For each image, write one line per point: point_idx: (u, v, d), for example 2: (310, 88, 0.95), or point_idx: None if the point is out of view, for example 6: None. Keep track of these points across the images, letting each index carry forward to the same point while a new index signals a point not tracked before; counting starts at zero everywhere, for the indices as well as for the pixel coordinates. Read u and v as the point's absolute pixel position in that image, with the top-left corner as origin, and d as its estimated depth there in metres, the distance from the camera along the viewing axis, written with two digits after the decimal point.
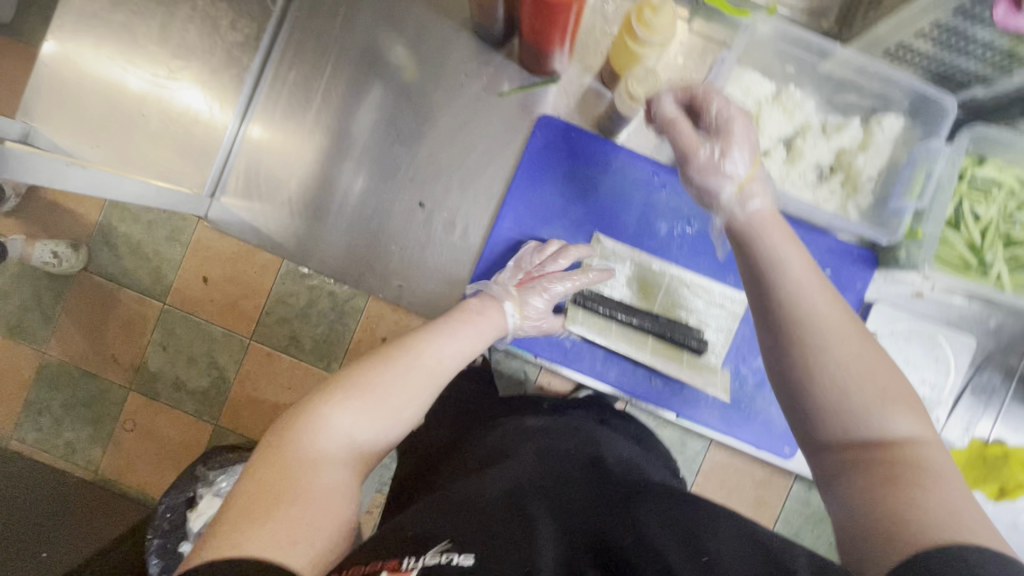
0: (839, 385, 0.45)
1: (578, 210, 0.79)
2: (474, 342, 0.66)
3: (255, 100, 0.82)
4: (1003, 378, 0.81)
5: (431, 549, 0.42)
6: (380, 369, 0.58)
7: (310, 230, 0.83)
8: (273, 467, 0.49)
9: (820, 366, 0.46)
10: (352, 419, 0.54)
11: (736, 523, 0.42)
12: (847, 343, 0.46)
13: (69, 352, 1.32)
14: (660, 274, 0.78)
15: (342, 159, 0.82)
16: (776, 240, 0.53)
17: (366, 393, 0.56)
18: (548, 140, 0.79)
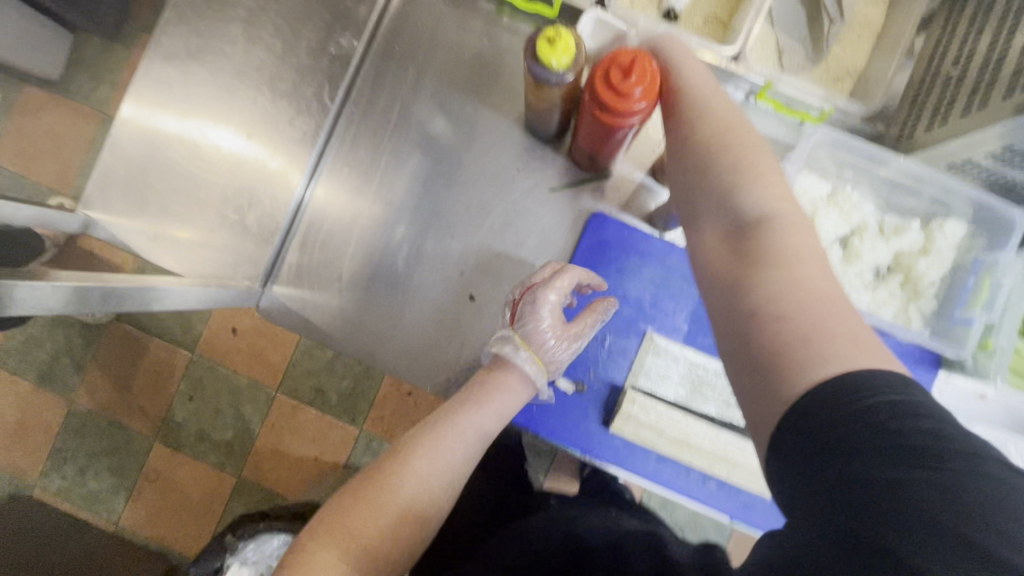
0: (762, 363, 0.41)
1: (630, 307, 0.79)
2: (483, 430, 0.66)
3: (320, 171, 0.84)
4: None
5: None
6: (388, 471, 0.59)
7: (359, 319, 0.84)
8: None
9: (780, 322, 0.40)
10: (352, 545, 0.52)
11: None
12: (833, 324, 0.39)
13: (98, 402, 1.30)
14: (713, 376, 0.76)
15: (393, 251, 0.83)
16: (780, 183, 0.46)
17: (364, 509, 0.55)
18: (599, 238, 0.79)
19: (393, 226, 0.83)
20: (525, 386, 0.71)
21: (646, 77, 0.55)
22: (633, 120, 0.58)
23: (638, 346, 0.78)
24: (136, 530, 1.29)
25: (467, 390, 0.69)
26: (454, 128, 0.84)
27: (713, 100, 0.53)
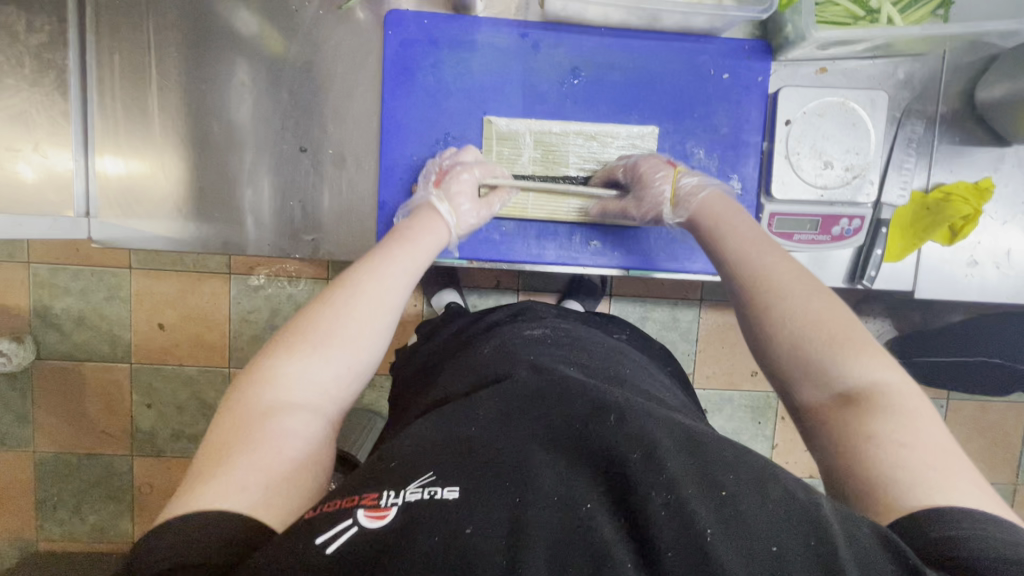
0: (758, 330, 0.55)
1: (459, 99, 0.75)
2: (398, 279, 0.61)
3: (92, 139, 0.76)
4: (927, 125, 0.81)
5: (413, 482, 0.41)
6: (309, 328, 0.55)
7: (203, 217, 0.79)
8: (231, 419, 0.48)
9: (771, 316, 0.54)
10: (309, 365, 0.52)
11: (752, 461, 0.42)
12: (807, 309, 0.53)
13: (59, 444, 1.46)
14: (562, 134, 0.76)
15: (205, 133, 0.77)
16: (731, 218, 0.64)
17: (319, 343, 0.54)
18: (404, 39, 0.74)
19: (199, 111, 0.77)
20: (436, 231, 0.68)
21: None
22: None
23: None
24: None
25: (393, 235, 0.66)
26: None
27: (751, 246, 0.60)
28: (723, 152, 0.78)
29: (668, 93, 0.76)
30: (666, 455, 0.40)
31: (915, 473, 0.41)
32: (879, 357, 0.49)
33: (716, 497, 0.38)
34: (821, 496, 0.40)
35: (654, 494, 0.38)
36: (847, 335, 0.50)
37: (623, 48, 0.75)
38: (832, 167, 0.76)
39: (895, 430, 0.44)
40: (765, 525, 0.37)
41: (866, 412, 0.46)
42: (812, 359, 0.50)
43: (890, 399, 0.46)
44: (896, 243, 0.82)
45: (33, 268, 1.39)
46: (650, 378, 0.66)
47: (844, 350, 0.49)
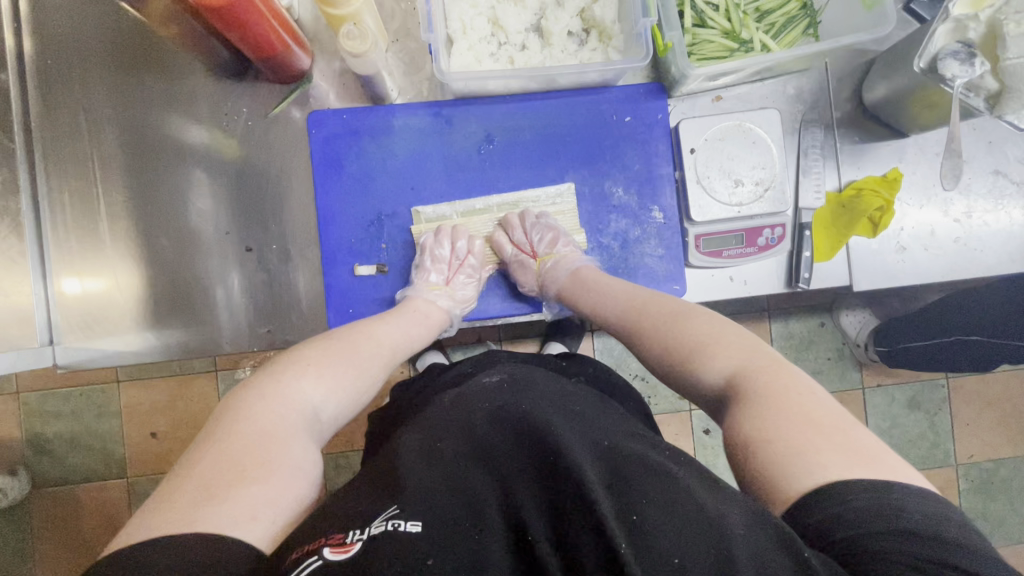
0: (644, 353, 0.69)
1: (386, 180, 0.81)
2: (395, 345, 0.74)
3: (51, 274, 0.80)
4: (826, 131, 0.87)
5: (379, 518, 0.47)
6: (299, 375, 0.64)
7: (163, 327, 0.82)
8: (237, 430, 0.57)
9: (643, 342, 0.68)
10: (322, 395, 0.65)
11: (674, 478, 0.46)
12: (666, 327, 0.66)
13: (63, 573, 1.43)
14: (486, 201, 0.81)
15: (156, 249, 0.82)
16: (600, 283, 0.77)
17: (327, 377, 0.66)
18: (327, 134, 0.81)
19: (149, 230, 0.82)
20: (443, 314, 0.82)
21: (286, 29, 0.72)
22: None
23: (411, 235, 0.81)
24: None
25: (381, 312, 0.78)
26: (151, 112, 0.82)
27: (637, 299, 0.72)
28: (640, 187, 0.82)
29: (579, 143, 0.82)
30: (593, 482, 0.45)
31: (777, 459, 0.49)
32: (742, 358, 0.59)
33: (630, 522, 0.43)
34: (734, 504, 0.45)
35: (582, 522, 0.43)
36: (704, 343, 0.63)
37: (529, 110, 0.81)
38: (743, 185, 0.80)
39: (756, 406, 0.53)
40: (670, 543, 0.42)
41: (736, 403, 0.56)
42: (679, 370, 0.63)
43: (750, 384, 0.56)
44: (823, 241, 0.84)
45: (23, 398, 1.42)
46: (612, 410, 0.69)
47: (701, 358, 0.61)
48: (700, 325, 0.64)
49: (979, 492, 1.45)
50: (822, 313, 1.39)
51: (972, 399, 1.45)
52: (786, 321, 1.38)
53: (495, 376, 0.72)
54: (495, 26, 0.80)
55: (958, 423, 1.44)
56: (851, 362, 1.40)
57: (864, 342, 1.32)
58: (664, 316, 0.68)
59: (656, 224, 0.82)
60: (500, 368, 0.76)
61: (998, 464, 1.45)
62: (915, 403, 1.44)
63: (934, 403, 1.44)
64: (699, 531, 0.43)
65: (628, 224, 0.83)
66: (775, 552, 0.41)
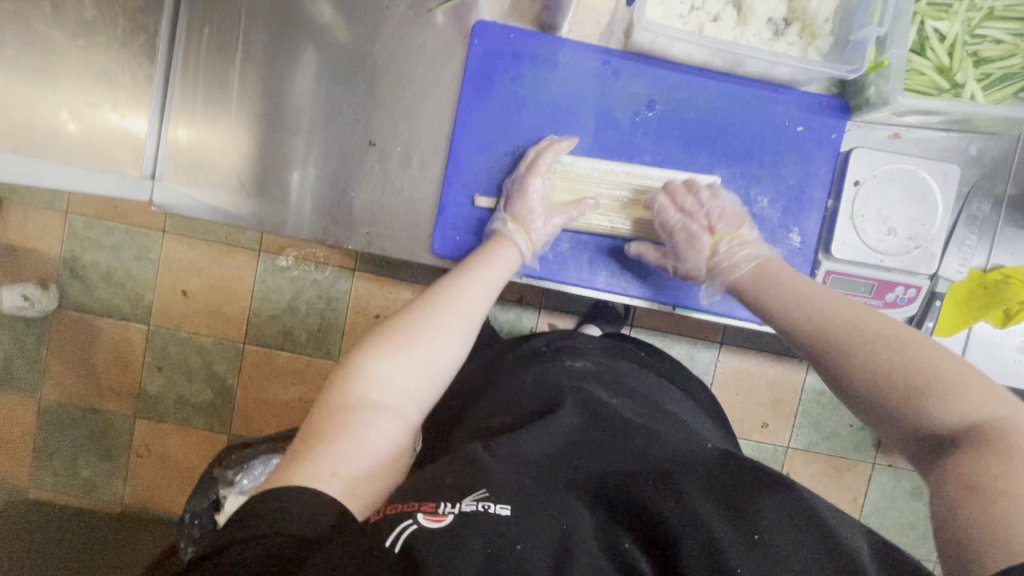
0: (848, 362, 0.57)
1: (533, 115, 0.76)
2: (473, 300, 0.67)
3: (169, 109, 0.77)
4: (993, 205, 0.80)
5: (469, 496, 0.47)
6: (406, 334, 0.62)
7: (261, 196, 0.79)
8: (324, 407, 0.56)
9: (852, 355, 0.57)
10: (391, 366, 0.60)
11: (785, 498, 0.49)
12: (891, 343, 0.55)
13: (67, 393, 1.46)
14: (628, 169, 0.76)
15: (278, 115, 0.78)
16: (791, 277, 0.67)
17: (407, 345, 0.61)
18: (487, 49, 0.75)
19: (276, 92, 0.78)
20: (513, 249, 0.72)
21: None
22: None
23: None
24: (145, 505, 1.46)
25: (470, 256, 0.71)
26: None
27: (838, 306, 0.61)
28: (787, 203, 0.77)
29: (740, 138, 0.76)
30: (700, 504, 0.49)
31: (1011, 511, 0.41)
32: (975, 400, 0.49)
33: (751, 540, 0.47)
34: (859, 544, 0.46)
35: (689, 537, 0.47)
36: (940, 376, 0.51)
37: (701, 87, 0.75)
38: (895, 235, 0.75)
39: (998, 478, 0.43)
40: (789, 558, 0.46)
41: (975, 449, 0.46)
42: (902, 391, 0.52)
43: (1002, 439, 0.45)
44: (946, 318, 0.80)
45: (70, 219, 1.41)
46: (691, 411, 0.70)
47: (937, 388, 0.50)
48: (915, 346, 0.54)
49: None
50: None
51: None
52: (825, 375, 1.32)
53: (576, 366, 0.70)
54: None
55: None
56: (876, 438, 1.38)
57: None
58: (870, 330, 0.57)
59: (789, 247, 0.78)
60: (580, 355, 0.74)
61: None
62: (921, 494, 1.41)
63: None
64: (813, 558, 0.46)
65: (761, 238, 0.78)
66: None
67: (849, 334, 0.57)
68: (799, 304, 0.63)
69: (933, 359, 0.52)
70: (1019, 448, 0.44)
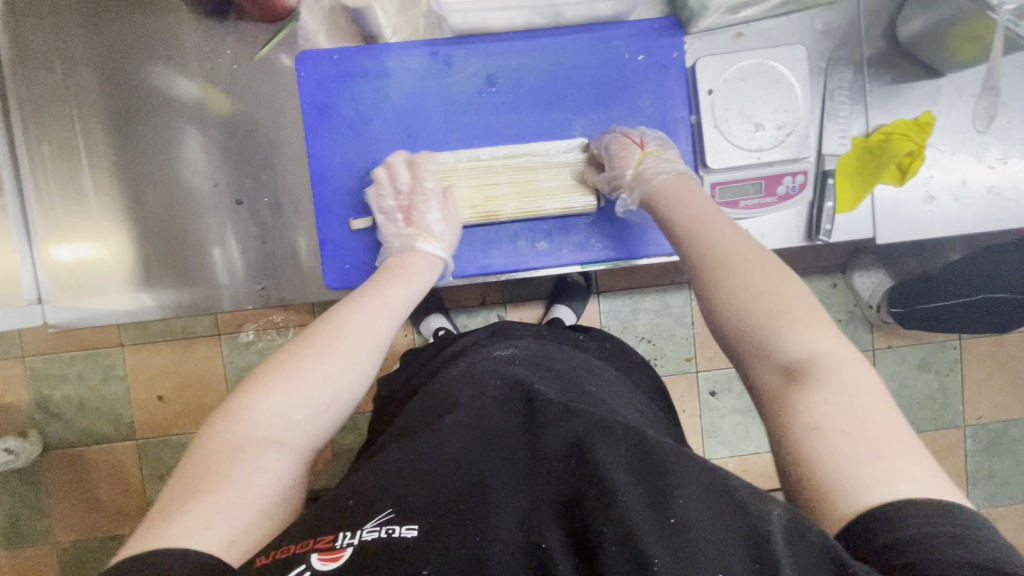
0: (746, 304, 0.55)
1: (381, 127, 0.76)
2: (377, 320, 0.63)
3: (34, 230, 0.77)
4: (855, 71, 0.80)
5: (371, 521, 0.44)
6: (295, 361, 0.57)
7: (152, 285, 0.81)
8: (203, 452, 0.51)
9: (722, 288, 0.58)
10: (284, 402, 0.55)
11: (712, 474, 0.44)
12: (761, 278, 0.57)
13: (79, 530, 1.46)
14: (489, 149, 0.75)
15: (143, 203, 0.80)
16: (693, 202, 0.66)
17: (294, 375, 0.56)
18: (317, 77, 0.75)
19: (135, 186, 0.79)
20: (434, 263, 0.72)
21: None
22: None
23: (411, 170, 0.76)
24: None
25: (383, 276, 0.68)
26: (133, 58, 0.78)
27: (728, 246, 0.60)
28: (653, 132, 0.77)
29: (588, 85, 0.76)
30: (619, 489, 0.42)
31: (857, 457, 0.44)
32: (822, 329, 0.53)
33: (670, 528, 0.41)
34: (771, 505, 0.42)
35: (605, 529, 0.41)
36: (787, 307, 0.54)
37: (533, 48, 0.75)
38: (764, 129, 0.75)
39: (837, 409, 0.47)
40: (710, 549, 0.40)
41: (808, 386, 0.49)
42: (762, 328, 0.54)
43: (831, 372, 0.49)
44: (847, 191, 0.80)
45: (29, 362, 1.41)
46: (610, 386, 0.68)
47: (793, 322, 0.53)
48: (778, 286, 0.56)
49: (985, 453, 1.43)
50: (833, 274, 1.35)
51: (988, 361, 1.42)
52: None
53: (504, 354, 0.70)
54: None
55: (970, 385, 1.42)
56: (866, 324, 1.38)
57: (877, 304, 1.28)
58: (771, 307, 0.55)
59: None
60: (505, 341, 0.76)
61: (1008, 424, 1.42)
62: (928, 363, 1.41)
63: (947, 364, 1.41)
64: (728, 524, 0.42)
65: None
66: (812, 554, 0.39)
67: (766, 312, 0.54)
68: (737, 275, 0.57)
69: (823, 341, 0.52)
70: (841, 381, 0.49)
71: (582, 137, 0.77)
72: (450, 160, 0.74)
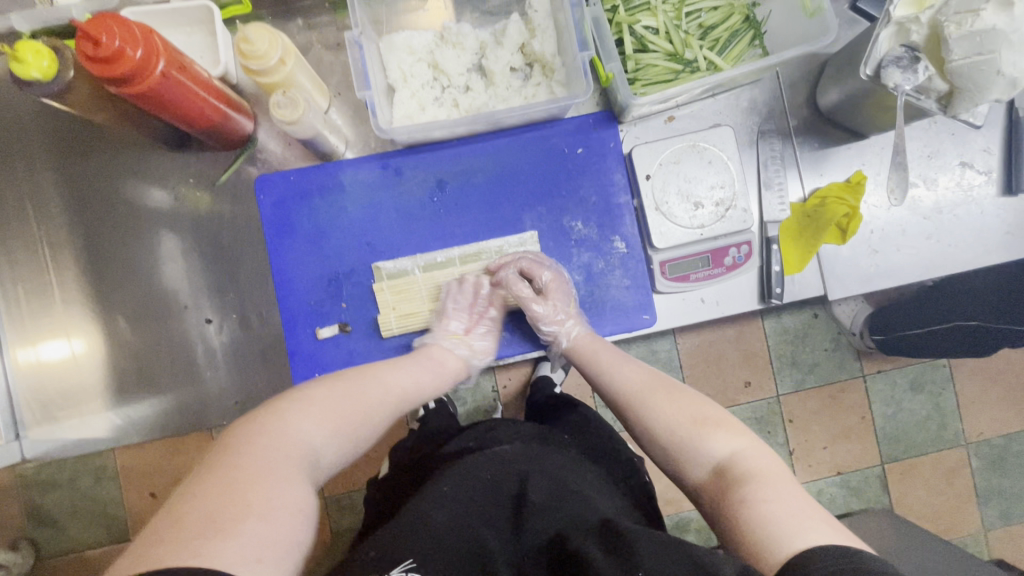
0: (666, 421, 0.63)
1: (340, 238, 0.79)
2: (403, 377, 0.69)
3: (7, 361, 0.80)
4: (784, 140, 0.85)
5: (397, 568, 0.53)
6: (332, 395, 0.61)
7: (127, 404, 0.85)
8: (236, 458, 0.51)
9: (641, 413, 0.66)
10: (321, 431, 0.57)
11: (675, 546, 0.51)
12: (669, 398, 0.65)
13: None
14: (445, 251, 0.79)
15: (115, 328, 0.83)
16: (604, 354, 0.75)
17: (330, 410, 0.59)
18: (276, 198, 0.79)
19: (108, 311, 0.83)
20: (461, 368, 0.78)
21: (191, 95, 0.66)
22: (152, 70, 0.60)
23: (371, 275, 0.79)
24: None
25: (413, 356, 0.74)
26: (102, 192, 0.82)
27: (644, 376, 0.69)
28: (599, 218, 0.81)
29: (533, 180, 0.80)
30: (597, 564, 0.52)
31: (775, 519, 0.48)
32: (733, 430, 0.60)
33: None
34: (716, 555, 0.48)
35: None
36: (703, 416, 0.61)
37: (478, 152, 0.80)
38: (703, 207, 0.79)
39: (758, 491, 0.52)
40: None
41: (732, 481, 0.54)
42: (682, 434, 0.61)
43: (747, 466, 0.55)
44: (792, 253, 0.82)
45: (19, 471, 1.39)
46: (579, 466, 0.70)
47: (705, 428, 0.60)
48: (685, 401, 0.64)
49: (992, 471, 1.41)
50: (813, 306, 1.36)
51: (980, 377, 1.41)
52: (776, 317, 1.34)
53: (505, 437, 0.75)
54: (435, 70, 0.79)
55: (965, 403, 1.41)
56: (853, 352, 1.38)
57: (859, 331, 1.27)
58: (694, 417, 0.62)
59: (619, 255, 0.81)
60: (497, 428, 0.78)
61: (1009, 439, 1.41)
62: (920, 385, 1.40)
63: (939, 383, 1.41)
64: None
65: (590, 257, 0.81)
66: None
67: (685, 427, 0.61)
68: (650, 394, 0.66)
69: (734, 442, 0.58)
70: (755, 472, 0.54)
71: (532, 229, 0.80)
72: (410, 263, 0.79)
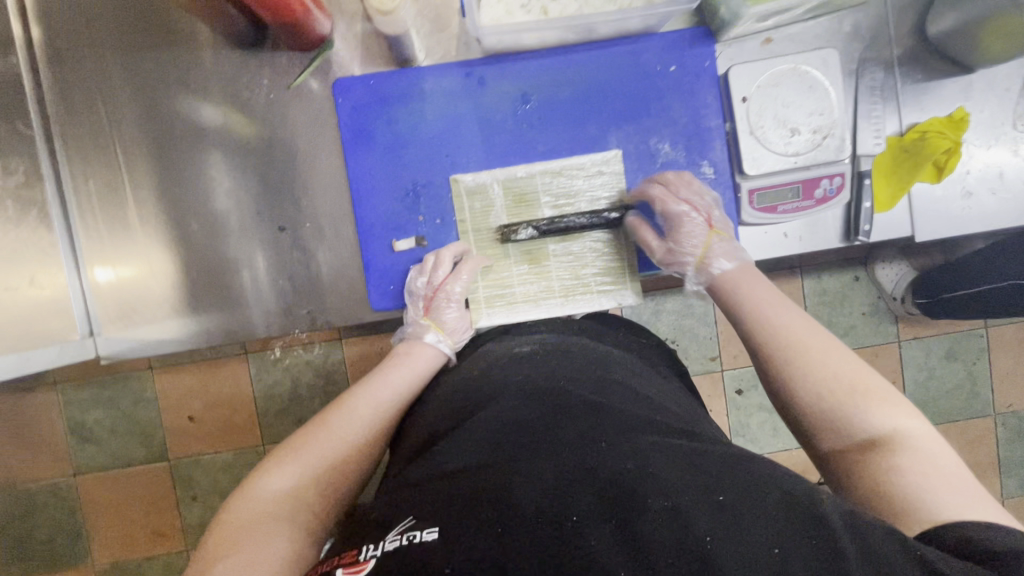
0: (818, 386, 0.57)
1: (418, 149, 0.77)
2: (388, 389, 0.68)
3: (82, 255, 0.79)
4: (886, 70, 0.80)
5: (393, 531, 0.43)
6: (306, 438, 0.61)
7: (202, 310, 0.81)
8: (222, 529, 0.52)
9: (792, 374, 0.59)
10: (297, 476, 0.57)
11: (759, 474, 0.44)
12: (822, 360, 0.59)
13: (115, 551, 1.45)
14: (528, 166, 0.77)
15: (187, 232, 0.81)
16: (752, 288, 0.68)
17: (305, 452, 0.59)
18: (355, 103, 0.77)
19: (179, 213, 0.80)
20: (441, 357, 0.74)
21: None
22: None
23: (451, 189, 0.77)
24: None
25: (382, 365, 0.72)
26: (172, 88, 0.79)
27: (783, 330, 0.62)
28: (688, 141, 0.78)
29: (622, 97, 0.77)
30: (658, 471, 0.43)
31: (930, 491, 0.47)
32: (899, 405, 0.54)
33: (716, 504, 0.41)
34: (819, 492, 0.43)
35: (651, 502, 0.41)
36: (859, 384, 0.56)
37: (565, 64, 0.76)
38: (799, 133, 0.75)
39: (915, 464, 0.49)
40: (762, 533, 0.39)
41: (886, 451, 0.51)
42: (834, 402, 0.56)
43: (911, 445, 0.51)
44: (885, 189, 0.80)
45: (59, 389, 1.40)
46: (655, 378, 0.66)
47: (863, 399, 0.55)
48: (843, 364, 0.58)
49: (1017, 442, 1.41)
50: (855, 267, 1.33)
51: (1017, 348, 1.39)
52: (816, 277, 1.31)
53: (523, 350, 0.69)
54: None
55: (998, 373, 1.39)
56: (892, 316, 1.35)
57: (902, 295, 1.24)
58: (853, 383, 0.56)
59: (705, 182, 0.79)
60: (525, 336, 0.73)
61: None
62: (955, 353, 1.38)
63: (975, 352, 1.39)
64: (777, 510, 0.41)
65: None
66: (890, 549, 0.39)
67: (843, 394, 0.56)
68: (800, 351, 0.60)
69: (896, 418, 0.53)
70: (922, 451, 0.51)
71: (617, 149, 0.78)
72: (490, 177, 0.77)
